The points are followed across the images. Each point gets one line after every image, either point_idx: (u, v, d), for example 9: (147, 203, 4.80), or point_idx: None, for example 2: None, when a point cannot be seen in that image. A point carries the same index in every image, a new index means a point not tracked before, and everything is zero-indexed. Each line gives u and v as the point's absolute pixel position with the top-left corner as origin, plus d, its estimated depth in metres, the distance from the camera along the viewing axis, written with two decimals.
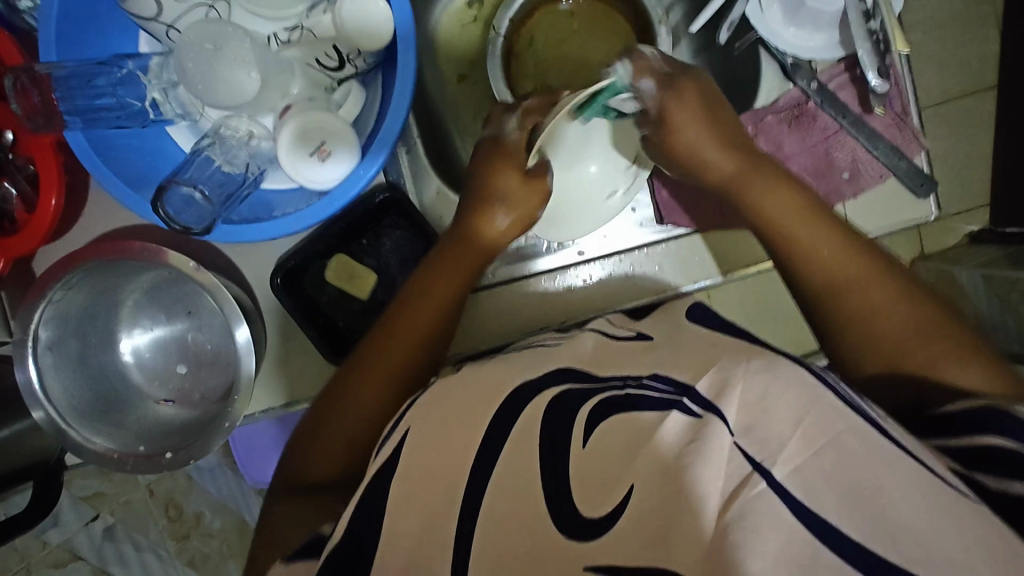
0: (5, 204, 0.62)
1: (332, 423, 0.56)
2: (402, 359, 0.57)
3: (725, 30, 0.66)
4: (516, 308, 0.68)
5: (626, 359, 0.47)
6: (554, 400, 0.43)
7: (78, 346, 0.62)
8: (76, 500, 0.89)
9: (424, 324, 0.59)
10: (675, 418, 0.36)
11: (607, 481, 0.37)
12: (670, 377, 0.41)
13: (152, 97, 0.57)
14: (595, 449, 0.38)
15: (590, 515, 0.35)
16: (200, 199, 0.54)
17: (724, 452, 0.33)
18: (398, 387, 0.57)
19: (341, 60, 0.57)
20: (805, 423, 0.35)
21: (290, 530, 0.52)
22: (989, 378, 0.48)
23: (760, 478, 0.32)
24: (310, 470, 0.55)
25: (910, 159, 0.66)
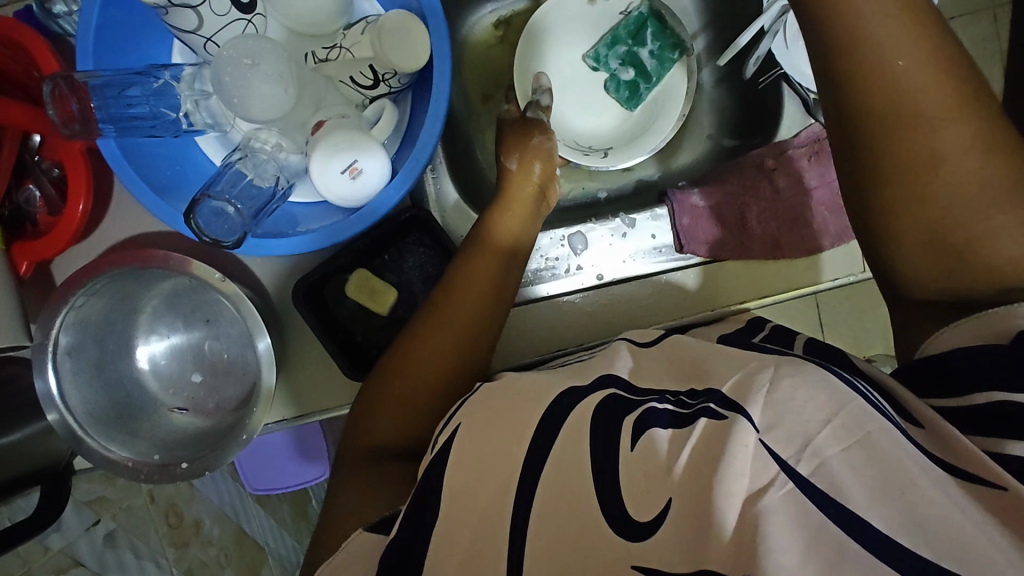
0: (29, 207, 0.62)
1: (392, 389, 0.55)
2: (463, 323, 0.58)
3: (751, 64, 0.71)
4: (535, 328, 0.68)
5: (659, 370, 0.48)
6: (596, 410, 0.43)
7: (96, 352, 0.62)
8: (79, 505, 0.84)
9: (480, 289, 0.59)
10: (705, 422, 0.38)
11: (652, 488, 0.37)
12: (701, 390, 0.42)
13: (185, 108, 0.57)
14: (641, 457, 0.38)
15: (640, 518, 0.36)
16: (232, 212, 0.54)
17: (749, 449, 0.34)
18: (458, 352, 0.57)
19: (376, 79, 0.57)
20: (833, 420, 0.35)
21: (361, 498, 0.50)
22: None
23: (782, 474, 0.34)
24: (373, 438, 0.55)
25: None
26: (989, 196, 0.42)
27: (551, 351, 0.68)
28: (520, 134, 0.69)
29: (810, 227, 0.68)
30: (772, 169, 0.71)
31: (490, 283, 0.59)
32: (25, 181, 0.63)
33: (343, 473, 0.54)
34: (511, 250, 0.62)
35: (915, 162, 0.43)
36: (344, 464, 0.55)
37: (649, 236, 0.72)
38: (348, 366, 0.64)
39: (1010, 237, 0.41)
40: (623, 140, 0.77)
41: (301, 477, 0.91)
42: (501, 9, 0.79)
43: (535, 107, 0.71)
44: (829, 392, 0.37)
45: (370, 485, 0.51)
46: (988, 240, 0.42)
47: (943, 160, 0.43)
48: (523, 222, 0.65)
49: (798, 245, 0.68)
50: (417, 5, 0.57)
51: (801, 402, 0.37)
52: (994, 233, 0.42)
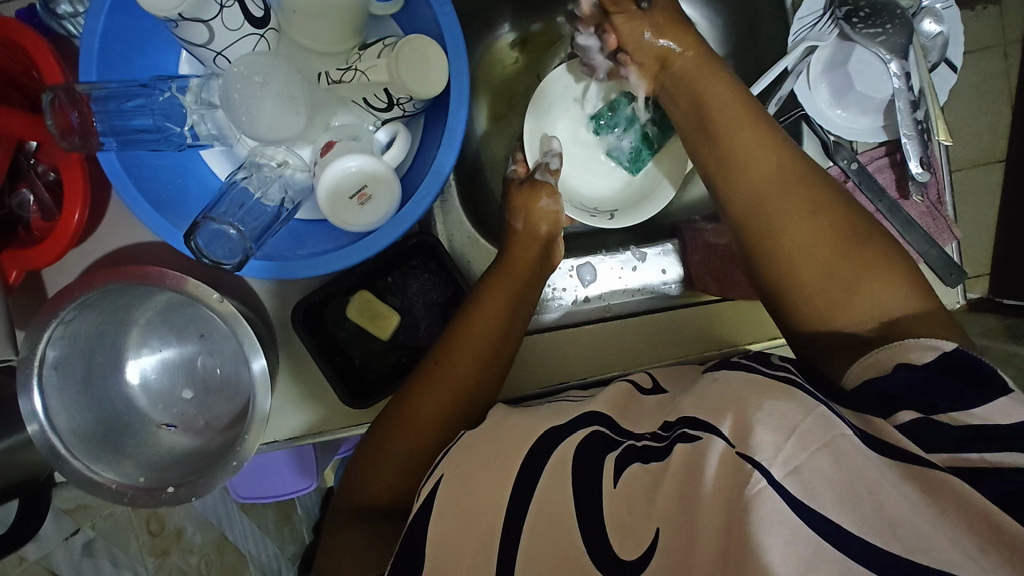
0: (23, 211, 0.61)
1: (388, 444, 0.53)
2: (467, 377, 0.56)
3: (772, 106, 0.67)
4: (539, 359, 0.66)
5: (651, 416, 0.47)
6: (580, 447, 0.44)
7: (83, 367, 0.60)
8: (58, 514, 0.80)
9: (486, 341, 0.57)
10: (681, 448, 0.39)
11: (636, 525, 0.38)
12: (676, 419, 0.43)
13: (191, 121, 0.55)
14: (626, 490, 0.40)
15: (626, 557, 0.37)
16: (233, 233, 0.52)
17: (720, 466, 0.35)
18: (459, 406, 0.55)
19: (390, 103, 0.55)
20: (797, 430, 0.36)
21: (357, 559, 0.49)
22: (900, 294, 0.47)
23: (760, 479, 0.33)
24: (370, 495, 0.53)
25: (942, 247, 0.65)
26: (847, 254, 0.49)
27: (553, 385, 0.66)
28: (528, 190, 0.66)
29: None
30: None
31: (495, 336, 0.58)
32: (19, 184, 0.60)
33: (338, 527, 0.53)
34: (518, 299, 0.60)
35: (783, 246, 0.50)
36: (337, 518, 0.54)
37: (659, 270, 0.72)
38: (346, 394, 0.62)
39: (873, 283, 0.48)
40: (629, 203, 0.72)
41: (287, 489, 0.89)
42: (517, 28, 0.77)
43: (543, 169, 0.69)
44: (793, 403, 0.38)
45: (375, 539, 0.50)
46: (855, 284, 0.48)
47: (803, 225, 0.50)
48: (535, 253, 0.64)
49: None
50: (436, 28, 0.55)
51: (768, 414, 0.37)
52: (858, 283, 0.48)
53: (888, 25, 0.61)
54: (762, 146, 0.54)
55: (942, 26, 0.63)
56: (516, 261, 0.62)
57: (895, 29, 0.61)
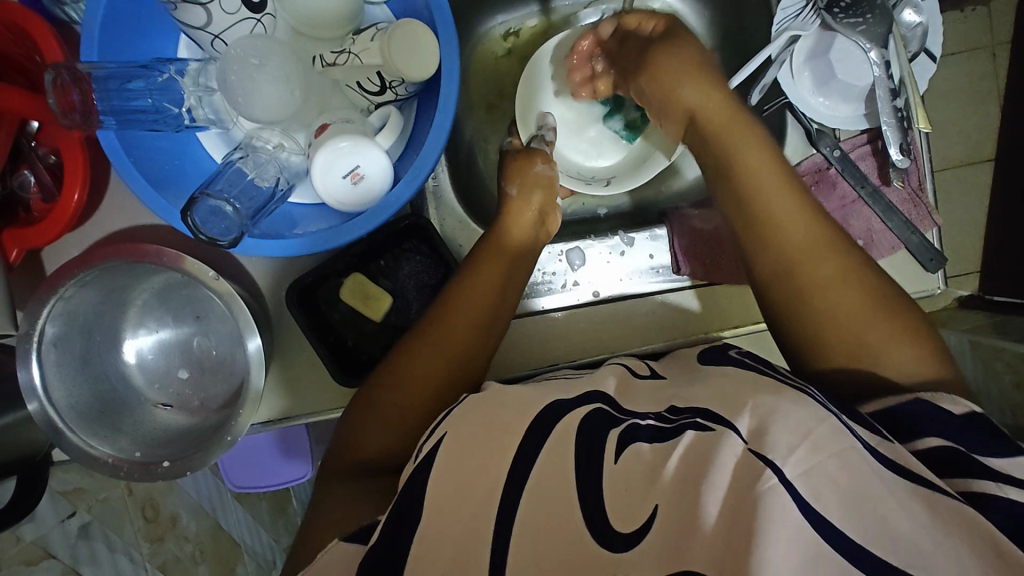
0: (23, 192, 0.62)
1: (383, 399, 0.55)
2: (462, 339, 0.58)
3: (756, 92, 0.69)
4: (527, 340, 0.68)
5: (651, 397, 0.49)
6: (581, 422, 0.45)
7: (82, 344, 0.61)
8: (54, 495, 0.81)
9: (481, 305, 0.59)
10: (689, 436, 0.41)
11: (632, 500, 0.39)
12: (684, 407, 0.45)
13: (188, 104, 0.57)
14: (624, 467, 0.41)
15: (619, 530, 0.39)
16: (230, 211, 0.54)
17: (734, 459, 0.37)
18: (454, 369, 0.57)
19: (382, 86, 0.57)
20: (812, 434, 0.38)
21: (344, 510, 0.50)
22: (922, 353, 0.49)
23: (773, 477, 0.35)
24: (364, 447, 0.55)
25: (923, 234, 0.67)
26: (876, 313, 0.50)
27: (542, 366, 0.68)
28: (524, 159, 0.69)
29: None
30: None
31: (492, 301, 0.59)
32: (19, 166, 0.62)
33: (328, 481, 0.54)
34: (513, 268, 0.62)
35: (806, 285, 0.52)
36: (328, 473, 0.55)
37: (647, 256, 0.72)
38: (338, 371, 0.63)
39: (898, 348, 0.49)
40: (623, 172, 0.77)
41: (281, 478, 0.89)
42: (510, 21, 0.79)
43: (540, 140, 0.73)
44: (810, 410, 0.41)
45: (365, 491, 0.51)
46: (878, 343, 0.50)
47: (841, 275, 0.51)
48: (528, 227, 0.65)
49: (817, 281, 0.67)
50: (429, 16, 0.57)
51: (782, 419, 0.40)
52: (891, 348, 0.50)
53: (868, 14, 0.63)
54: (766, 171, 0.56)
55: (922, 16, 0.64)
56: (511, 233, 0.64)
57: (876, 17, 0.63)
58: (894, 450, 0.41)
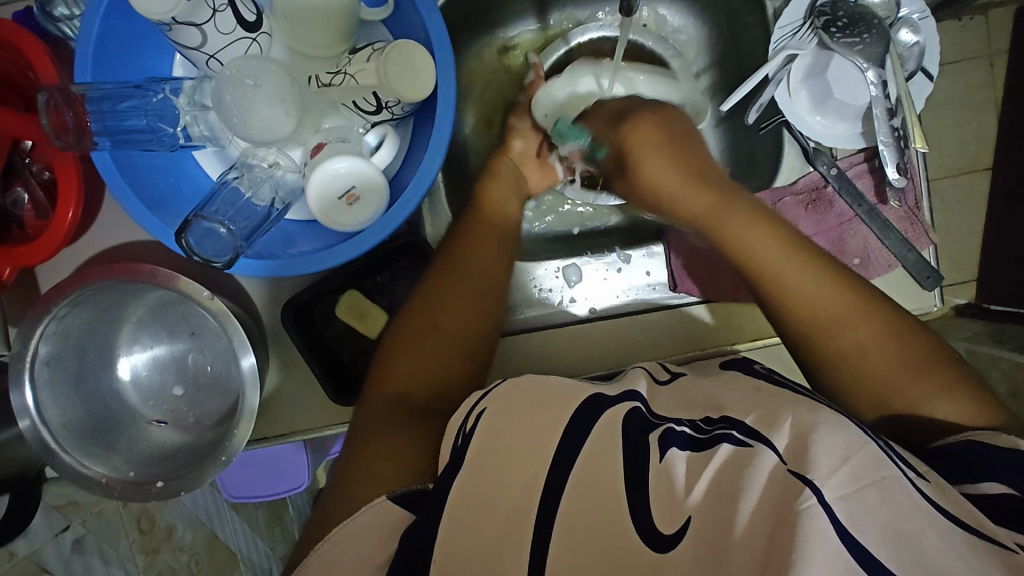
0: (16, 209, 0.61)
1: (410, 347, 0.57)
2: (482, 290, 0.60)
3: (753, 112, 0.70)
4: (533, 352, 0.67)
5: (680, 403, 0.49)
6: (624, 421, 0.45)
7: (75, 363, 0.61)
8: (48, 510, 0.81)
9: (493, 260, 0.62)
10: (726, 448, 0.41)
11: (674, 503, 0.39)
12: (718, 417, 0.45)
13: (183, 122, 0.56)
14: (667, 467, 0.41)
15: (663, 532, 0.38)
16: (224, 231, 0.53)
17: (768, 474, 0.38)
18: (473, 314, 0.59)
19: (379, 106, 0.56)
20: (854, 460, 0.38)
21: (395, 463, 0.48)
22: (945, 388, 0.49)
23: (812, 496, 0.35)
24: (388, 403, 0.54)
25: (919, 252, 0.67)
26: (897, 357, 0.50)
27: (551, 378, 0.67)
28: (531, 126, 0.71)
29: None
30: None
31: (503, 254, 0.64)
32: (13, 183, 0.61)
33: (353, 442, 0.52)
34: (512, 225, 0.67)
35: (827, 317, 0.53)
36: (360, 425, 0.53)
37: (643, 274, 0.72)
38: (335, 393, 0.64)
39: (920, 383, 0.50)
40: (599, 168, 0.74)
41: (278, 488, 0.89)
42: (508, 35, 0.78)
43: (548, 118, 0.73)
44: (849, 435, 0.40)
45: (401, 452, 0.49)
46: (898, 379, 0.50)
47: (846, 324, 0.52)
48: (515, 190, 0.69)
49: None
50: (424, 35, 0.57)
51: (826, 438, 0.39)
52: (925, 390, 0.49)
53: (865, 34, 0.63)
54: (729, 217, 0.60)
55: (918, 36, 0.64)
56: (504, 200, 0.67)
57: (872, 37, 0.62)
58: (944, 497, 0.39)
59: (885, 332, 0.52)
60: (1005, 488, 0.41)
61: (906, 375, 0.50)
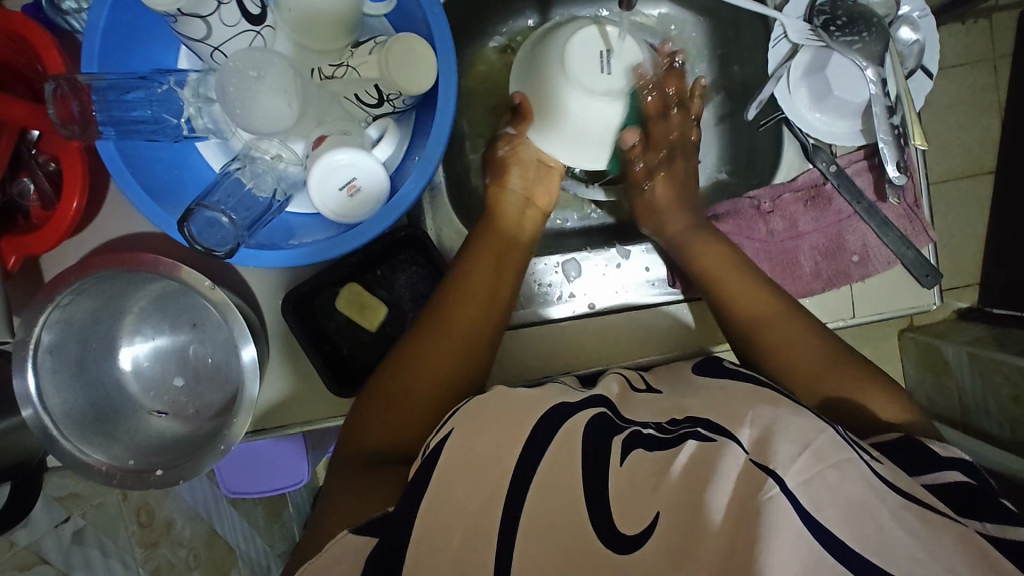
0: (22, 200, 0.62)
1: (388, 388, 0.56)
2: (465, 330, 0.60)
3: (753, 107, 0.70)
4: (526, 351, 0.68)
5: (650, 409, 0.50)
6: (588, 423, 0.47)
7: (77, 351, 0.61)
8: (50, 500, 0.81)
9: (475, 293, 0.61)
10: (691, 445, 0.41)
11: (635, 504, 0.40)
12: (683, 418, 0.46)
13: (187, 113, 0.57)
14: (628, 471, 0.43)
15: (626, 534, 0.39)
16: (226, 222, 0.54)
17: (736, 466, 0.38)
18: (462, 351, 0.59)
19: (380, 99, 0.57)
20: (813, 444, 0.39)
21: (363, 499, 0.50)
22: (897, 404, 0.54)
23: (774, 487, 0.36)
24: (369, 441, 0.55)
25: (918, 250, 0.68)
26: (838, 366, 0.56)
27: (537, 378, 0.68)
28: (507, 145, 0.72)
29: (803, 274, 0.68)
30: (767, 211, 0.69)
31: (488, 286, 0.62)
32: (19, 173, 0.62)
33: (336, 479, 0.53)
34: (502, 249, 0.66)
35: (775, 340, 0.59)
36: (339, 467, 0.54)
37: (644, 269, 0.72)
38: (334, 385, 0.64)
39: (872, 396, 0.54)
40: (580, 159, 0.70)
41: (276, 483, 0.90)
42: (511, 33, 0.79)
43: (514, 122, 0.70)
44: (808, 421, 0.42)
45: (372, 484, 0.51)
46: (857, 392, 0.54)
47: (796, 340, 0.58)
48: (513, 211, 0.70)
49: (838, 275, 0.67)
50: (426, 30, 0.58)
51: (785, 429, 0.41)
52: (862, 387, 0.55)
53: (865, 32, 0.63)
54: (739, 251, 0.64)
55: (919, 34, 0.65)
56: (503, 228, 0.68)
57: (873, 35, 0.63)
58: (900, 479, 0.41)
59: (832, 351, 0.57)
60: (966, 477, 0.44)
61: (864, 383, 0.55)
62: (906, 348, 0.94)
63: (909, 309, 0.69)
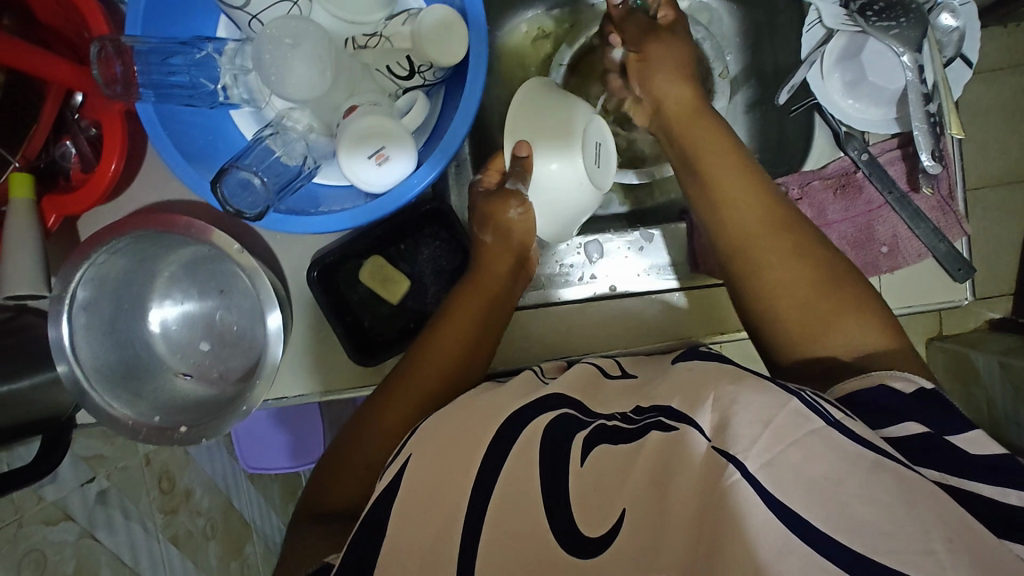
0: (64, 162, 0.64)
1: (352, 459, 0.57)
2: (433, 387, 0.59)
3: (785, 92, 0.68)
4: (524, 332, 0.69)
5: (619, 399, 0.50)
6: (544, 432, 0.46)
7: (110, 310, 0.63)
8: (77, 460, 0.83)
9: (449, 362, 0.60)
10: (653, 436, 0.41)
11: (601, 498, 0.41)
12: (648, 406, 0.46)
13: (224, 81, 0.59)
14: (591, 469, 0.42)
15: (591, 535, 0.39)
16: (258, 184, 0.56)
17: (697, 459, 0.38)
18: (431, 406, 0.58)
19: (411, 70, 0.59)
20: (773, 421, 0.38)
21: (305, 552, 0.52)
22: (881, 336, 0.53)
23: (735, 472, 0.36)
24: (330, 498, 0.56)
25: (951, 243, 0.66)
26: (826, 296, 0.54)
27: (555, 358, 0.68)
28: (500, 200, 0.63)
29: None
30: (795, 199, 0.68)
31: (460, 357, 0.60)
32: (63, 137, 0.64)
33: (297, 526, 0.56)
34: (488, 313, 0.63)
35: (769, 284, 0.56)
36: (297, 519, 0.57)
37: (665, 253, 0.71)
38: (356, 354, 0.65)
39: (846, 324, 0.53)
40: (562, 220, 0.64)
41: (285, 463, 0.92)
42: (542, 17, 0.79)
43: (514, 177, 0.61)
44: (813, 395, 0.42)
45: (317, 538, 0.52)
46: (838, 332, 0.53)
47: (787, 273, 0.55)
48: (508, 265, 0.65)
49: (871, 263, 0.66)
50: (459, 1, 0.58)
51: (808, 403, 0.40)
52: (843, 327, 0.53)
53: (903, 18, 0.62)
54: (749, 197, 0.58)
55: (959, 21, 0.63)
56: (494, 274, 0.64)
57: (911, 21, 0.62)
58: (862, 430, 0.41)
59: (822, 283, 0.55)
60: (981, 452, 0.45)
61: (839, 319, 0.54)
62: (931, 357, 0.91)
63: (941, 302, 0.67)
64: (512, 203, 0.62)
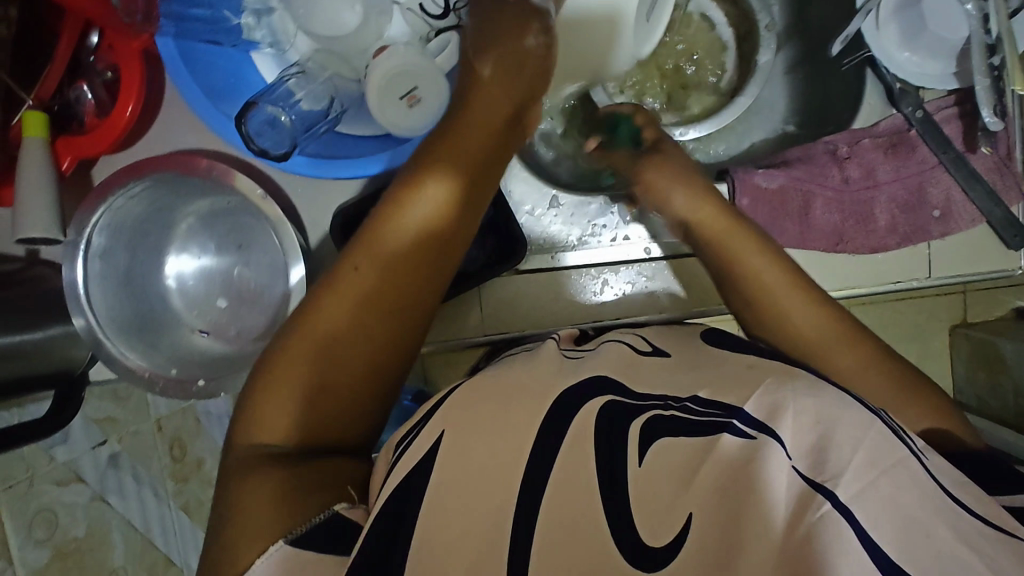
0: (79, 106, 0.60)
1: (305, 385, 0.46)
2: (399, 282, 0.48)
3: (838, 43, 0.65)
4: (551, 300, 0.67)
5: (662, 378, 0.42)
6: (598, 420, 0.38)
7: (125, 260, 0.61)
8: (88, 421, 0.80)
9: (418, 250, 0.49)
10: (728, 440, 0.33)
11: (662, 505, 0.33)
12: (713, 399, 0.38)
13: (247, 20, 0.56)
14: (651, 472, 0.35)
15: (653, 546, 0.32)
16: (285, 121, 0.54)
17: (784, 475, 0.31)
18: (398, 305, 0.48)
19: (445, 8, 0.58)
20: (866, 444, 0.33)
21: (289, 507, 0.41)
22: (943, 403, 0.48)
23: (825, 502, 0.30)
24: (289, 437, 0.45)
25: (1008, 208, 0.63)
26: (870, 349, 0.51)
27: (584, 321, 0.67)
28: (508, 41, 0.53)
29: (876, 227, 0.64)
30: (844, 157, 0.65)
31: (442, 232, 0.50)
32: (77, 80, 0.60)
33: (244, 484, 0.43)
34: (462, 185, 0.51)
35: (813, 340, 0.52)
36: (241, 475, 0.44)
37: None
38: None
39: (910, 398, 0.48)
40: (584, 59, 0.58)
41: None
42: None
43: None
44: None
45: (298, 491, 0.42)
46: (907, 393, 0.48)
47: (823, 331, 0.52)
48: (489, 124, 0.52)
49: (919, 228, 0.64)
50: None
51: None
52: (899, 389, 0.49)
53: None
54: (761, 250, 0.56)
55: None
56: (469, 137, 0.51)
57: None
58: (965, 488, 0.35)
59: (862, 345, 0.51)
60: None
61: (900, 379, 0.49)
62: (957, 346, 0.85)
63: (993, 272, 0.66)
64: (530, 28, 0.53)
